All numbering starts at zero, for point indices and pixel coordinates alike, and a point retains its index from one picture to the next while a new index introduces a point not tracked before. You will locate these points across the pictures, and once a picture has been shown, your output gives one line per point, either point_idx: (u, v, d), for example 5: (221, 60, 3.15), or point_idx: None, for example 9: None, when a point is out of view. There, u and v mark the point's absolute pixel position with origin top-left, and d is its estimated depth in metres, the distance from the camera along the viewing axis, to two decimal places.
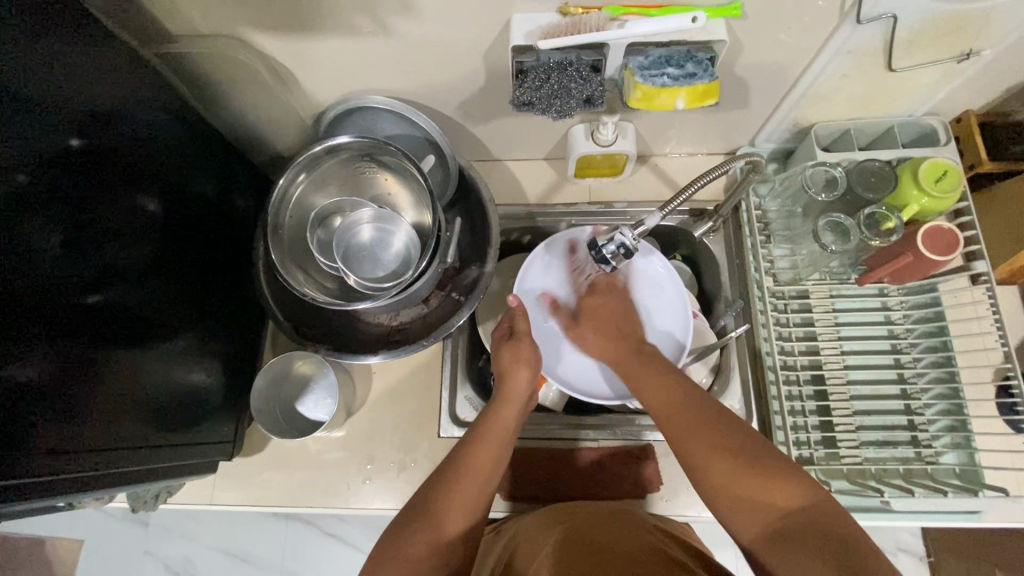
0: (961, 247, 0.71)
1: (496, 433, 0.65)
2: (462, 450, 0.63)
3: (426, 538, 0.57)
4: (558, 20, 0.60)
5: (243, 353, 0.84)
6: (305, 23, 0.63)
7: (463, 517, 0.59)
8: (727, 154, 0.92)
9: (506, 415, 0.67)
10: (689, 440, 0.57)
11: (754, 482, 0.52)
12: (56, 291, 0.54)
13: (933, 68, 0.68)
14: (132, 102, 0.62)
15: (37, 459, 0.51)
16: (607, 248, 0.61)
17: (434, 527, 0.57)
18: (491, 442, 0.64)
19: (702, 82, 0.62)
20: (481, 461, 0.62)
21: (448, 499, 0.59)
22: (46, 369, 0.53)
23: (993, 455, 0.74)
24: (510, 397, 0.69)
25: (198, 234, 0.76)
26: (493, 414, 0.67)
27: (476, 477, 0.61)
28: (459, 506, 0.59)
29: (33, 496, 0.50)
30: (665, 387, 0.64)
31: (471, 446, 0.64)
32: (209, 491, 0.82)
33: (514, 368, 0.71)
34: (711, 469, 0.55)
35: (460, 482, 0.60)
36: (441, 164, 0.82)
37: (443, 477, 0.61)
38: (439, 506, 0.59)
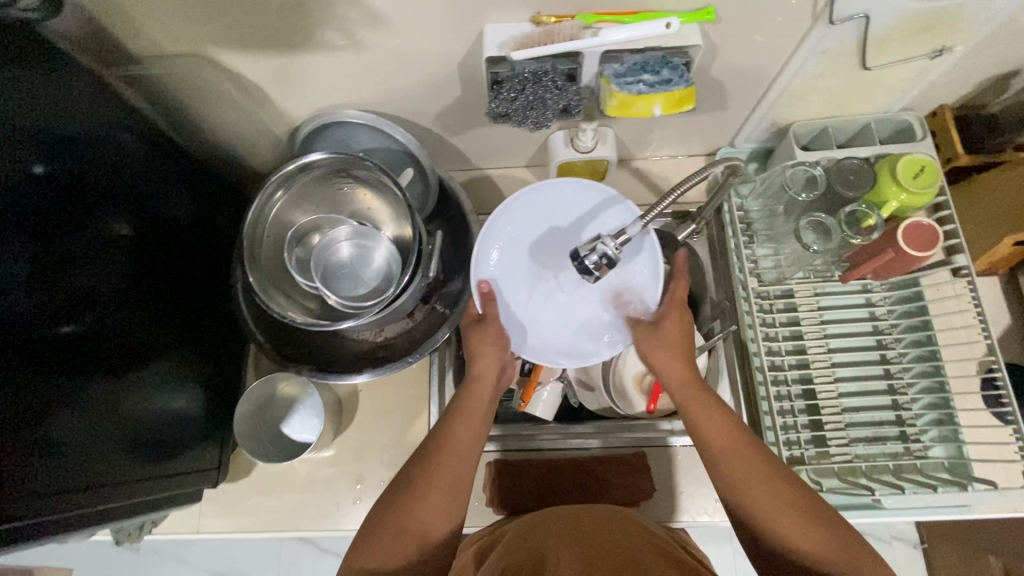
0: (940, 242, 0.72)
1: (470, 414, 0.66)
2: (439, 432, 0.64)
3: (415, 520, 0.59)
4: (531, 30, 0.59)
5: (225, 376, 0.82)
6: (273, 40, 0.62)
7: (443, 494, 0.60)
8: (707, 155, 0.92)
9: (478, 395, 0.67)
10: (748, 482, 0.58)
11: (805, 529, 0.55)
12: (22, 324, 0.52)
13: (907, 65, 0.68)
14: (100, 124, 0.60)
15: (16, 503, 0.49)
16: (589, 258, 0.60)
17: (420, 510, 0.59)
18: (466, 420, 0.65)
19: (678, 89, 0.61)
20: (460, 440, 0.63)
21: (427, 478, 0.61)
22: (22, 405, 0.51)
23: (980, 447, 0.75)
24: (480, 378, 0.68)
25: (174, 257, 0.74)
26: (468, 394, 0.67)
27: (451, 453, 0.62)
28: (440, 483, 0.60)
29: (15, 541, 0.49)
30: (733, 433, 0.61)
31: (449, 426, 0.64)
32: (196, 519, 0.81)
33: (481, 348, 0.70)
34: (784, 527, 0.55)
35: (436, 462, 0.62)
36: (420, 177, 0.81)
37: (421, 458, 0.62)
38: (421, 487, 0.60)
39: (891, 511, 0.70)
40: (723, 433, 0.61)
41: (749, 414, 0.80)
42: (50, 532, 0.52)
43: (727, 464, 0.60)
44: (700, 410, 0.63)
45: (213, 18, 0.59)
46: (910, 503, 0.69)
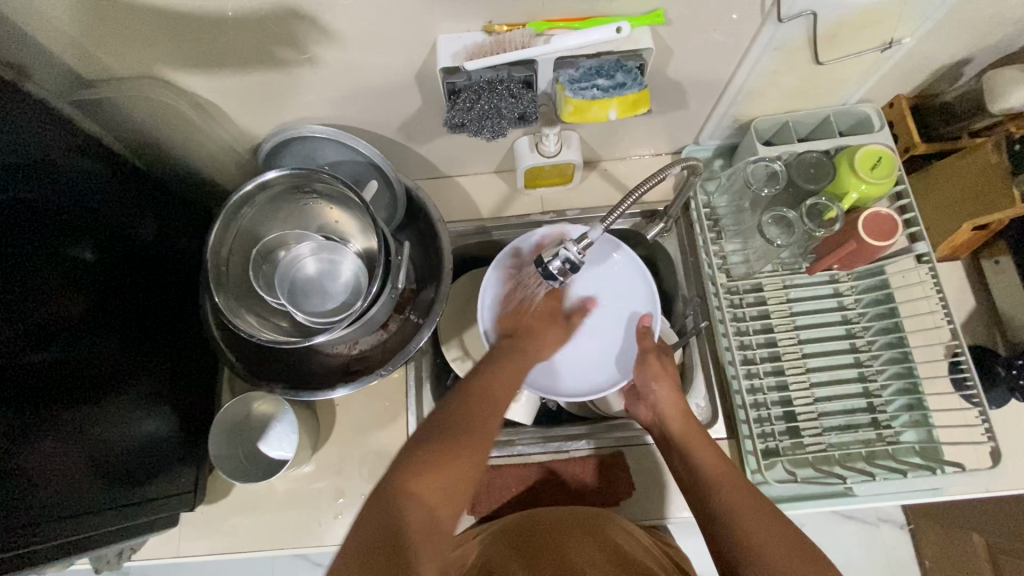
0: (899, 231, 0.73)
1: (509, 372, 0.69)
2: (483, 379, 0.67)
3: (462, 450, 0.58)
4: (484, 40, 0.59)
5: (198, 397, 0.82)
6: (224, 58, 0.62)
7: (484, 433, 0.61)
8: (673, 154, 0.93)
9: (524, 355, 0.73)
10: (741, 509, 0.59)
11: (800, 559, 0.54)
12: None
13: (859, 58, 0.69)
14: (53, 150, 0.60)
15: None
16: (552, 263, 0.61)
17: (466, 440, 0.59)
18: (509, 370, 0.70)
19: (632, 92, 0.62)
20: (496, 391, 0.66)
21: (470, 415, 0.62)
22: None
23: (949, 430, 0.76)
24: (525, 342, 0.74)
25: (139, 279, 0.73)
26: (515, 353, 0.72)
27: (494, 401, 0.65)
28: (487, 421, 0.62)
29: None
30: (714, 455, 0.66)
31: (488, 378, 0.67)
32: (176, 543, 0.80)
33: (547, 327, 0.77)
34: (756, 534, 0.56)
35: (477, 403, 0.64)
36: (385, 188, 0.81)
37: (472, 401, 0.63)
38: (463, 422, 0.61)
39: (864, 498, 0.72)
40: (712, 459, 0.65)
41: (724, 408, 0.81)
42: (18, 568, 0.52)
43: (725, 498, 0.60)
44: (698, 444, 0.67)
45: (164, 39, 0.58)
46: (881, 489, 0.71)
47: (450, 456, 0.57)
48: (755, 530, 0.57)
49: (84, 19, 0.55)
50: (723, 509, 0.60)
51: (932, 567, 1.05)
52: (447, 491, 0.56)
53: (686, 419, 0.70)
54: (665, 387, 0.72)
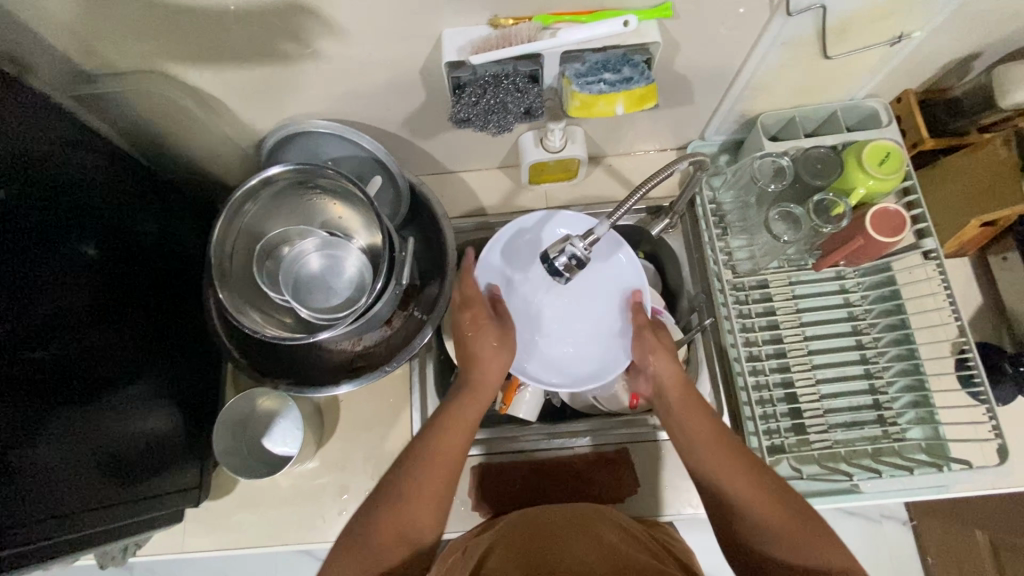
0: (907, 226, 0.72)
1: (466, 421, 0.66)
2: (430, 436, 0.64)
3: (421, 512, 0.60)
4: (489, 34, 0.58)
5: (202, 394, 0.82)
6: (227, 52, 0.61)
7: (430, 503, 0.60)
8: (679, 149, 0.92)
9: (475, 399, 0.68)
10: (738, 477, 0.59)
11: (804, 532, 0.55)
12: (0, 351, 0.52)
13: (867, 52, 0.69)
14: (57, 145, 0.59)
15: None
16: (557, 260, 0.60)
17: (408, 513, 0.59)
18: (473, 403, 0.67)
19: (639, 86, 0.61)
20: (448, 451, 0.63)
21: (415, 484, 0.61)
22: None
23: (956, 427, 0.76)
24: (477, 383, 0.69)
25: (142, 275, 0.73)
26: (470, 393, 0.68)
27: (444, 463, 0.62)
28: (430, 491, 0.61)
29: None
30: (710, 422, 0.63)
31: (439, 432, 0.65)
32: (181, 538, 0.80)
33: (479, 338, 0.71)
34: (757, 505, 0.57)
35: (428, 468, 0.61)
36: (390, 184, 0.80)
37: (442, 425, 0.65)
38: (407, 494, 0.60)
39: (870, 495, 0.71)
40: (707, 426, 0.63)
41: (729, 405, 0.81)
42: (24, 564, 0.52)
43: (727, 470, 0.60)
44: (694, 415, 0.64)
45: (167, 33, 0.58)
46: (887, 485, 0.71)
47: (395, 533, 0.59)
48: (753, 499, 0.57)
49: (85, 13, 0.54)
50: (722, 481, 0.59)
51: (936, 563, 1.06)
52: (423, 521, 0.60)
53: (682, 386, 0.67)
54: (663, 360, 0.69)
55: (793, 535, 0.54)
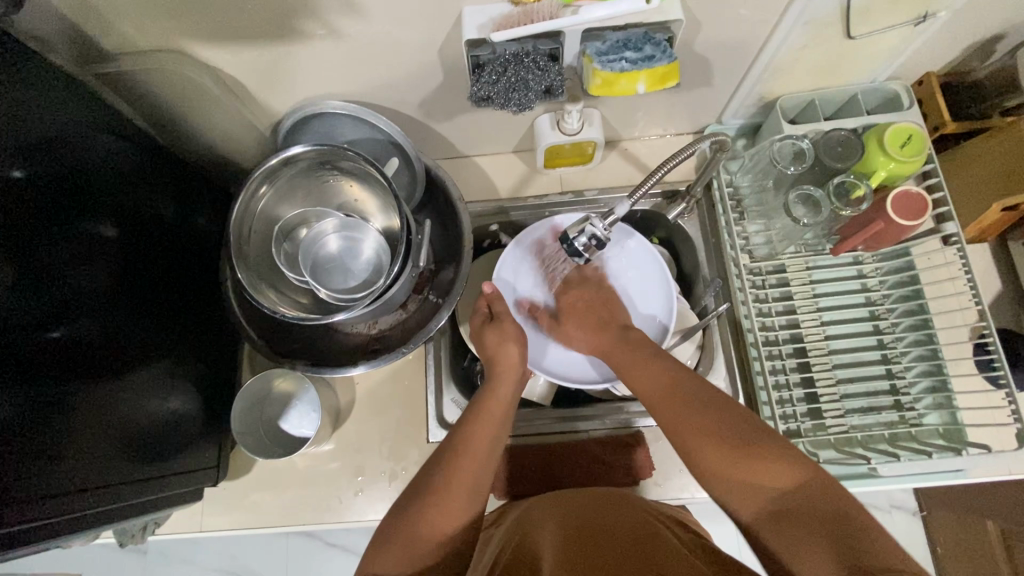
0: (928, 211, 0.72)
1: (494, 412, 0.66)
2: (462, 433, 0.63)
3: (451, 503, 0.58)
4: (509, 11, 0.57)
5: (219, 375, 0.82)
6: (245, 29, 0.61)
7: (464, 496, 0.59)
8: (695, 133, 0.92)
9: (501, 392, 0.68)
10: (679, 420, 0.57)
11: (761, 465, 0.52)
12: (15, 328, 0.52)
13: (892, 32, 0.68)
14: (79, 124, 0.59)
15: (15, 507, 0.49)
16: (577, 240, 0.60)
17: (442, 507, 0.57)
18: (497, 394, 0.67)
19: (661, 65, 0.61)
20: (479, 444, 0.62)
21: (448, 481, 0.59)
22: (16, 408, 0.51)
23: (974, 413, 0.76)
24: (501, 375, 0.69)
25: (161, 256, 0.73)
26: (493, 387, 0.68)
27: (478, 459, 0.61)
28: (464, 485, 0.59)
29: (15, 543, 0.49)
30: (657, 370, 0.63)
31: (469, 428, 0.64)
32: (199, 518, 0.81)
33: (502, 346, 0.71)
34: (702, 446, 0.55)
35: (459, 463, 0.60)
36: (406, 167, 0.80)
37: (468, 421, 0.64)
38: (440, 488, 0.58)
39: (887, 478, 0.71)
40: (648, 376, 0.63)
41: (744, 390, 0.81)
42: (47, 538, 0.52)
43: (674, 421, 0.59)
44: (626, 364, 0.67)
45: (184, 11, 0.57)
46: (905, 469, 0.70)
47: (426, 525, 0.56)
48: (695, 441, 0.55)
49: None
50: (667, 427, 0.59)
51: (946, 553, 1.06)
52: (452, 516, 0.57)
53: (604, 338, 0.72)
54: (586, 332, 0.74)
55: (739, 474, 0.52)
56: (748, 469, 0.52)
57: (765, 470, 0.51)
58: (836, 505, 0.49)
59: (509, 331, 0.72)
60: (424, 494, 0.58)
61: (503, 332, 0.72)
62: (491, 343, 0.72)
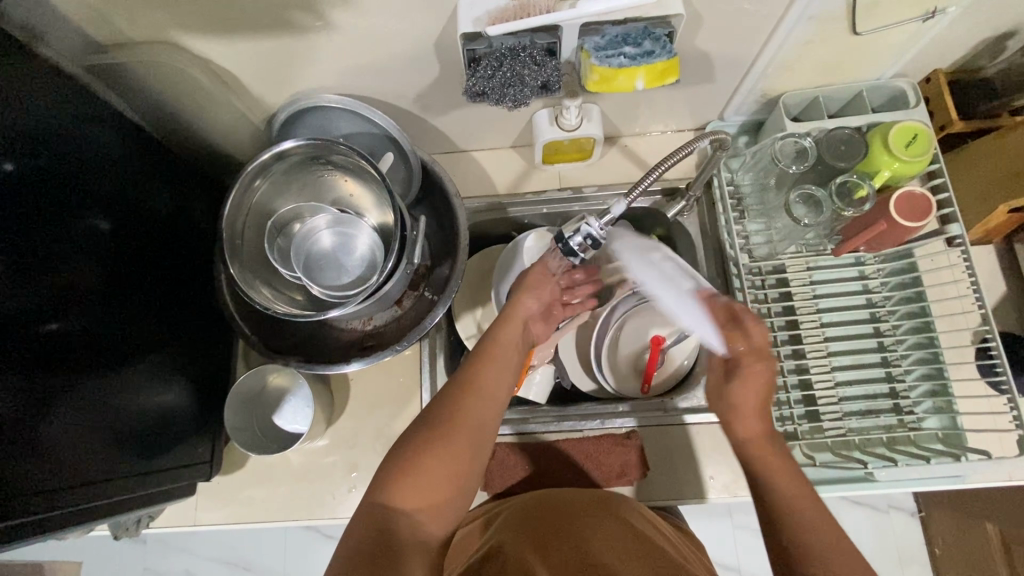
0: (933, 211, 0.71)
1: (502, 358, 0.62)
2: (466, 374, 0.60)
3: (448, 456, 0.54)
4: (505, 4, 0.56)
5: (213, 368, 0.82)
6: (238, 22, 0.60)
7: (465, 447, 0.56)
8: (697, 130, 0.90)
9: (506, 333, 0.64)
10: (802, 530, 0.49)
11: None
12: (13, 323, 0.52)
13: (899, 28, 0.66)
14: (68, 116, 0.59)
15: (14, 500, 0.50)
16: (573, 239, 0.59)
17: (445, 452, 0.55)
18: (507, 331, 0.65)
19: (661, 61, 0.60)
20: (485, 386, 0.60)
21: (453, 427, 0.56)
22: (12, 403, 0.51)
23: (974, 418, 0.75)
24: (511, 318, 0.65)
25: (155, 249, 0.72)
26: (503, 336, 0.64)
27: (484, 399, 0.59)
28: (469, 424, 0.57)
29: (15, 537, 0.50)
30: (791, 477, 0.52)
31: (475, 370, 0.61)
32: (193, 512, 0.81)
33: (520, 294, 0.67)
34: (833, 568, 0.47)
35: (465, 404, 0.58)
36: (402, 161, 0.79)
37: (476, 361, 0.62)
38: (447, 428, 0.56)
39: (885, 483, 0.70)
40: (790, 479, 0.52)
41: None
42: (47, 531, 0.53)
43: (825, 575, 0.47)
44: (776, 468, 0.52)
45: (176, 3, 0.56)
46: (902, 474, 0.70)
47: (425, 465, 0.54)
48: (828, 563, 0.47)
49: None
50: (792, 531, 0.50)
51: (943, 554, 1.05)
52: (451, 465, 0.54)
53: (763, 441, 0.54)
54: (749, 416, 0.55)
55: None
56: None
57: None
58: None
59: (537, 283, 0.69)
60: (424, 435, 0.56)
61: (533, 280, 0.69)
62: (524, 284, 0.68)
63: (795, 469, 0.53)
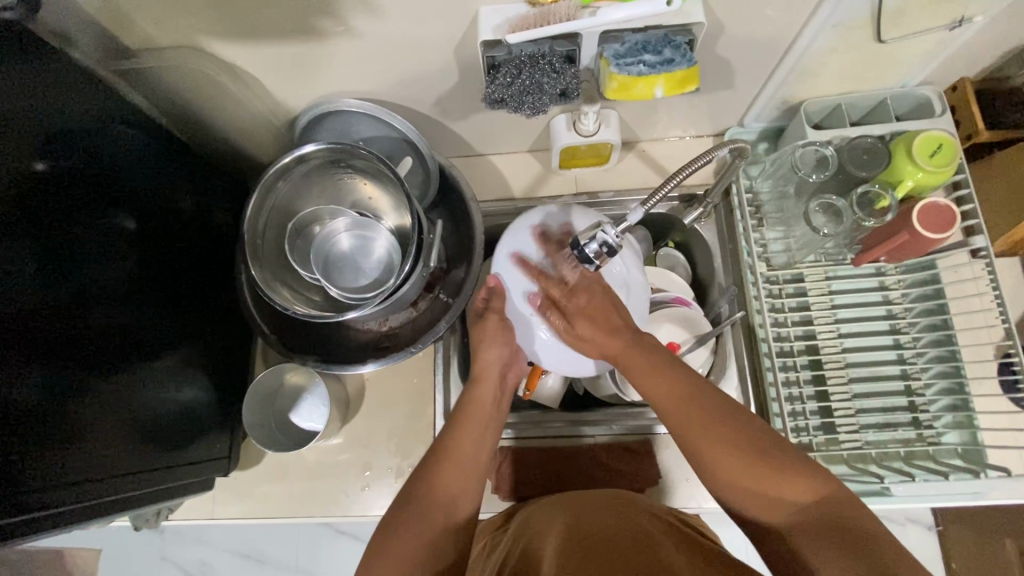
0: (957, 223, 0.69)
1: (476, 418, 0.65)
2: (444, 441, 0.63)
3: (427, 520, 0.57)
4: (526, 12, 0.56)
5: (232, 365, 0.84)
6: (263, 28, 0.61)
7: (445, 511, 0.59)
8: (715, 136, 0.89)
9: (481, 394, 0.66)
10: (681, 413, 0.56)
11: (778, 480, 0.51)
12: (48, 319, 0.54)
13: (924, 37, 0.65)
14: (99, 119, 0.60)
15: (39, 492, 0.51)
16: (588, 247, 0.57)
17: (425, 517, 0.57)
18: (483, 389, 0.67)
19: (680, 69, 0.60)
20: (462, 453, 0.62)
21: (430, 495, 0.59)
22: (40, 396, 0.53)
23: (994, 434, 0.73)
24: (483, 377, 0.67)
25: (178, 248, 0.74)
26: (477, 396, 0.66)
27: (461, 469, 0.61)
28: (447, 492, 0.59)
29: (41, 527, 0.52)
30: (661, 372, 0.59)
31: (451, 434, 0.64)
32: (210, 506, 0.83)
33: (484, 344, 0.68)
34: (711, 450, 0.53)
35: (442, 471, 0.60)
36: (419, 165, 0.80)
37: (452, 426, 0.64)
38: (424, 493, 0.59)
39: (901, 498, 0.70)
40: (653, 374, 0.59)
41: (756, 400, 0.79)
42: (72, 522, 0.55)
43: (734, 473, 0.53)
44: (638, 363, 0.60)
45: (205, 10, 0.58)
46: (919, 490, 0.69)
47: (403, 533, 0.56)
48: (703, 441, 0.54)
49: None
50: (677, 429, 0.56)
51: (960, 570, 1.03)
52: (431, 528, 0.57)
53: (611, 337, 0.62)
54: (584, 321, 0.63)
55: (758, 484, 0.51)
56: (760, 476, 0.51)
57: (783, 481, 0.50)
58: (851, 513, 0.48)
59: (498, 333, 0.67)
60: (405, 506, 0.59)
61: (491, 334, 0.67)
62: (483, 332, 0.68)
63: (656, 361, 0.59)
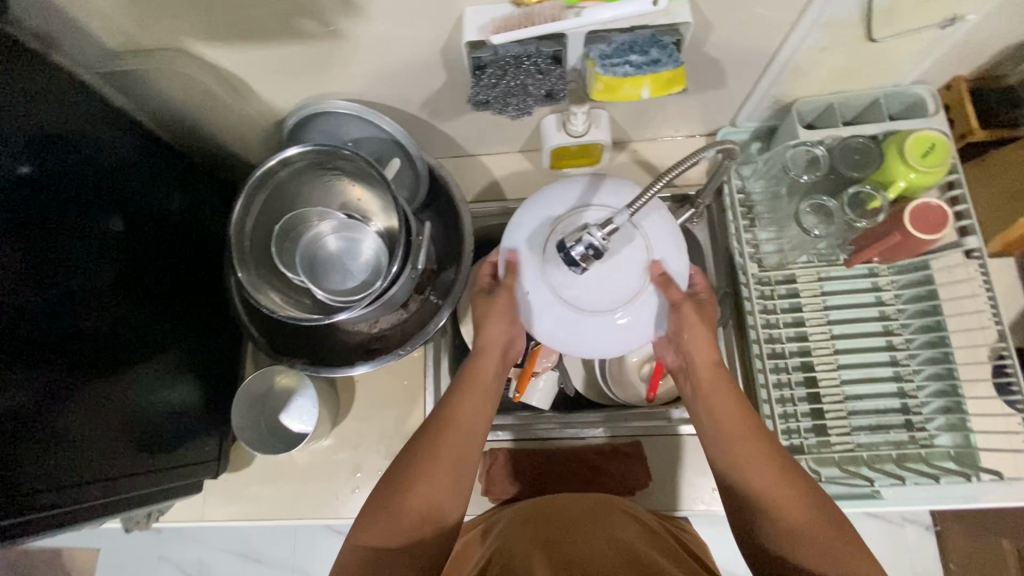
0: (949, 223, 0.68)
1: (479, 387, 0.65)
2: (446, 409, 0.64)
3: (427, 487, 0.59)
4: (511, 12, 0.56)
5: (221, 367, 0.84)
6: (247, 29, 0.60)
7: (445, 479, 0.60)
8: (708, 135, 0.89)
9: (484, 365, 0.66)
10: (737, 441, 0.60)
11: (813, 522, 0.55)
12: (35, 323, 0.54)
13: (917, 35, 0.64)
14: (84, 121, 0.60)
15: (27, 497, 0.51)
16: (574, 249, 0.55)
17: (425, 484, 0.59)
18: (485, 359, 0.66)
19: (667, 69, 0.59)
20: (462, 420, 0.63)
21: (430, 464, 0.60)
22: (28, 401, 0.52)
23: (987, 437, 0.73)
24: (487, 349, 0.67)
25: (167, 250, 0.74)
26: (481, 365, 0.66)
27: (462, 436, 0.62)
28: (448, 458, 0.61)
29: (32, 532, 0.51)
30: (730, 402, 0.62)
31: (454, 401, 0.64)
32: (201, 508, 0.83)
33: (487, 319, 0.66)
34: (753, 477, 0.58)
35: (442, 440, 0.61)
36: (408, 166, 0.79)
37: (455, 392, 0.65)
38: (425, 461, 0.60)
39: (891, 501, 0.69)
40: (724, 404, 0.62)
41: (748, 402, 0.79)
42: (62, 526, 0.55)
43: (771, 501, 0.56)
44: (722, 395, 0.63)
45: (188, 12, 0.57)
46: (911, 493, 0.68)
47: (404, 499, 0.58)
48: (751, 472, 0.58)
49: None
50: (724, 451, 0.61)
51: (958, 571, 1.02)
52: (431, 492, 0.59)
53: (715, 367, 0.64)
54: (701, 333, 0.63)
55: (790, 521, 0.55)
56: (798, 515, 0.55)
57: (816, 529, 0.54)
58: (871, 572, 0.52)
59: (503, 313, 0.64)
60: (407, 471, 0.60)
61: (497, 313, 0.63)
62: (484, 305, 0.66)
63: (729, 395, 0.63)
